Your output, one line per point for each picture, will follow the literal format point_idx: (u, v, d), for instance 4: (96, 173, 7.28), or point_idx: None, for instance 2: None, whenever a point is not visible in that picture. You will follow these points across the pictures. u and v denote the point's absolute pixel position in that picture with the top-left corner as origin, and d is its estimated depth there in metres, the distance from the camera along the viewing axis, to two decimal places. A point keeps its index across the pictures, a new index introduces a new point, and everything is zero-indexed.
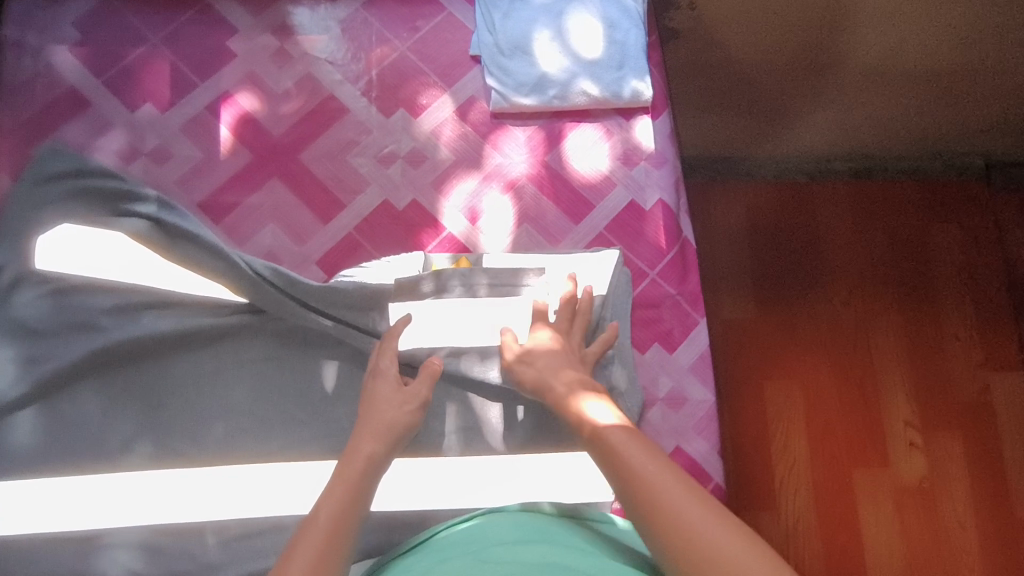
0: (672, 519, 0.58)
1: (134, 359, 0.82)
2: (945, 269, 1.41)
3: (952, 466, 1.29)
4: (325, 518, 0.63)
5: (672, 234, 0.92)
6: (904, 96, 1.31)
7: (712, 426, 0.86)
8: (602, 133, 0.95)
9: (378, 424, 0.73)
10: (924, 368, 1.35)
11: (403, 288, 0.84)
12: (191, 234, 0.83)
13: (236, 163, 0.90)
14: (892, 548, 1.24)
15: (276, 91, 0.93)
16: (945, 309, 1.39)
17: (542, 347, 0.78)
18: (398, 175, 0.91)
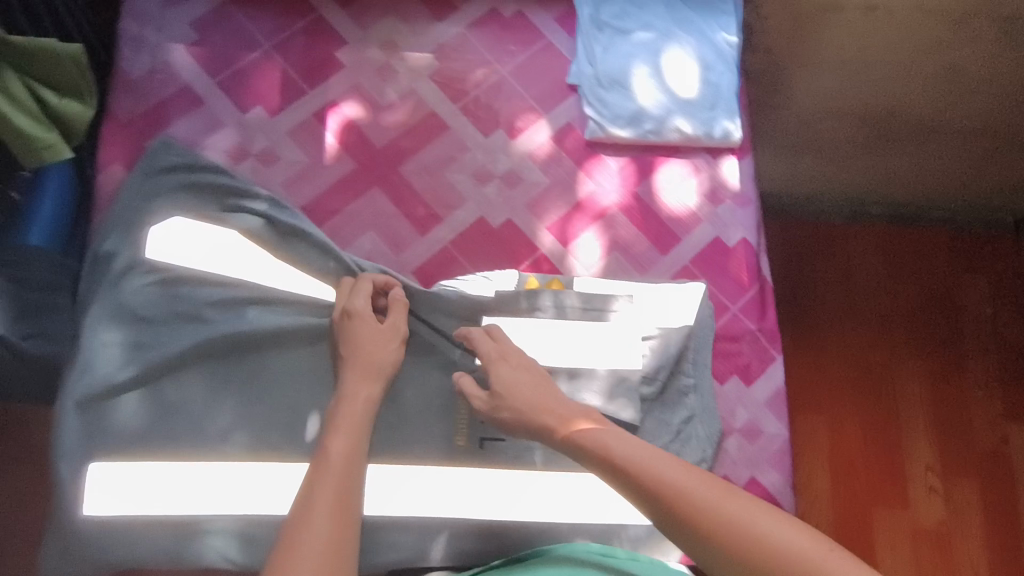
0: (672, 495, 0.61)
1: (237, 351, 0.85)
2: (971, 319, 1.45)
3: (970, 512, 1.33)
4: (333, 484, 0.68)
5: (752, 271, 0.97)
6: (947, 150, 1.35)
7: (786, 460, 0.90)
8: (690, 169, 0.99)
9: (368, 363, 0.79)
10: (946, 414, 1.39)
11: (501, 302, 0.88)
12: (301, 231, 0.88)
13: (339, 169, 0.93)
14: None
15: (381, 103, 0.96)
16: (969, 358, 1.43)
17: (509, 380, 0.79)
18: (495, 194, 0.95)
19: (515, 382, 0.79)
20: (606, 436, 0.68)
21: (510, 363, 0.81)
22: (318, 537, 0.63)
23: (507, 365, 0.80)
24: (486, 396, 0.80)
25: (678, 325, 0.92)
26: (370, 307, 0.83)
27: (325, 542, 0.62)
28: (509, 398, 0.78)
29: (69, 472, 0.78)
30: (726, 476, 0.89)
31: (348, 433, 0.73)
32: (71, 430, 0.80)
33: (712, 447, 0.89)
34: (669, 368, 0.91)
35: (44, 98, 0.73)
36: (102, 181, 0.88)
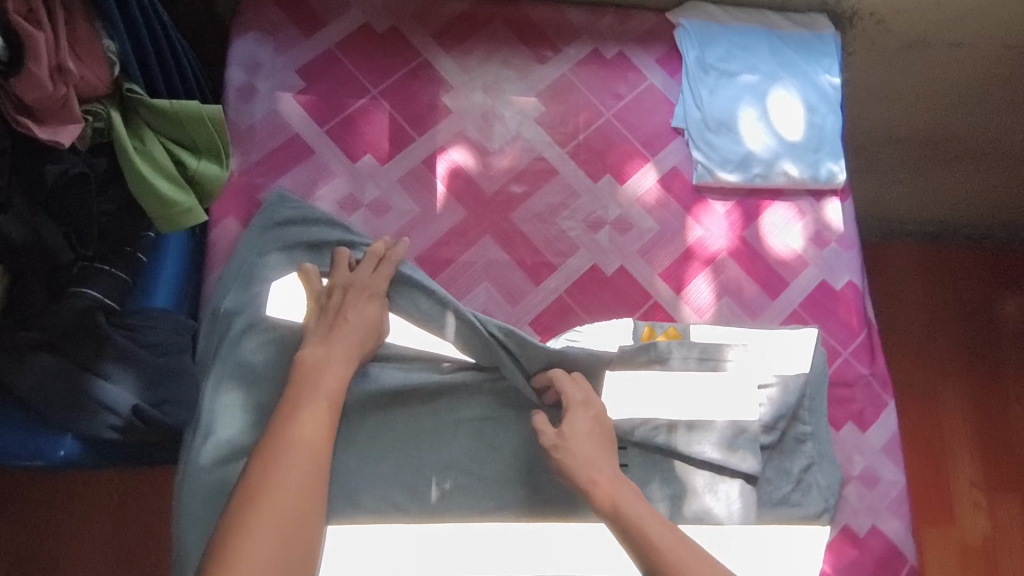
0: None
1: (362, 412, 0.84)
2: (1009, 339, 1.50)
3: (1011, 526, 1.39)
4: (298, 461, 0.70)
5: (860, 315, 0.96)
6: (991, 172, 1.41)
7: (905, 507, 0.91)
8: (795, 212, 0.98)
9: (363, 322, 0.81)
10: (987, 432, 1.44)
11: (621, 358, 0.87)
12: (417, 282, 0.86)
13: (451, 218, 0.92)
14: None
15: (489, 149, 0.95)
16: (1007, 376, 1.48)
17: (582, 430, 0.79)
18: (606, 240, 0.94)
19: (582, 432, 0.79)
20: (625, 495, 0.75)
21: (584, 413, 0.81)
22: (276, 511, 0.66)
23: (582, 417, 0.81)
24: (556, 432, 0.80)
25: (795, 372, 0.90)
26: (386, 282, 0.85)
27: (283, 522, 0.66)
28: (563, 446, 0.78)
29: (193, 540, 0.74)
30: (846, 524, 0.90)
31: (320, 407, 0.74)
32: (194, 497, 0.75)
33: (835, 495, 0.88)
34: (790, 415, 0.89)
35: (182, 160, 0.73)
36: (216, 235, 0.86)
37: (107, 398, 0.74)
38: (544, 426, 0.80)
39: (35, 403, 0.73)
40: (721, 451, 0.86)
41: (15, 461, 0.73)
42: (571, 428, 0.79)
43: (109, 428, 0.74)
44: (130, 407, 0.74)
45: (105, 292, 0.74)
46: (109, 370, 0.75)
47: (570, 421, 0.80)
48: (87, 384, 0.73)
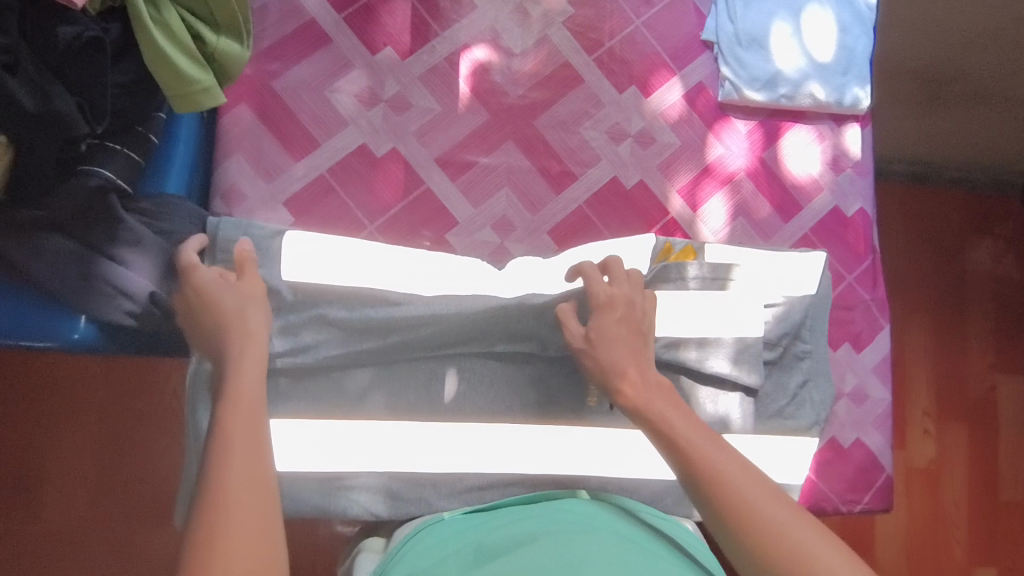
0: (725, 484, 0.63)
1: (388, 333, 0.80)
2: (977, 277, 1.59)
3: (956, 450, 1.55)
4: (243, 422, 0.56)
5: (867, 242, 0.99)
6: (992, 116, 1.41)
7: (888, 423, 0.97)
8: (816, 135, 0.99)
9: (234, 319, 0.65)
10: (945, 366, 1.56)
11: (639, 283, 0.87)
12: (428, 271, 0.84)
13: (473, 120, 0.89)
14: (898, 520, 1.51)
15: (513, 50, 0.91)
16: (970, 313, 1.59)
17: (611, 334, 0.76)
18: (628, 153, 0.93)
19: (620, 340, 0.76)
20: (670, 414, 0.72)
21: (612, 315, 0.77)
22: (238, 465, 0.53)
23: (616, 314, 0.77)
24: (583, 335, 0.78)
25: (802, 293, 0.93)
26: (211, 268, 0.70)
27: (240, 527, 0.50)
28: (596, 348, 0.76)
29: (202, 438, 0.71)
30: (833, 436, 0.95)
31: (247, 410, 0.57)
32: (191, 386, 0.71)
33: (827, 409, 0.93)
34: (793, 333, 0.92)
35: (201, 34, 0.67)
36: (226, 124, 0.82)
37: (121, 283, 0.70)
38: (571, 323, 0.78)
39: (45, 284, 0.69)
40: (726, 366, 0.89)
41: (28, 343, 0.70)
42: (605, 332, 0.76)
43: (124, 313, 0.70)
44: (146, 294, 0.71)
45: (119, 173, 0.69)
46: (124, 255, 0.71)
47: (599, 322, 0.77)
48: (99, 268, 0.69)
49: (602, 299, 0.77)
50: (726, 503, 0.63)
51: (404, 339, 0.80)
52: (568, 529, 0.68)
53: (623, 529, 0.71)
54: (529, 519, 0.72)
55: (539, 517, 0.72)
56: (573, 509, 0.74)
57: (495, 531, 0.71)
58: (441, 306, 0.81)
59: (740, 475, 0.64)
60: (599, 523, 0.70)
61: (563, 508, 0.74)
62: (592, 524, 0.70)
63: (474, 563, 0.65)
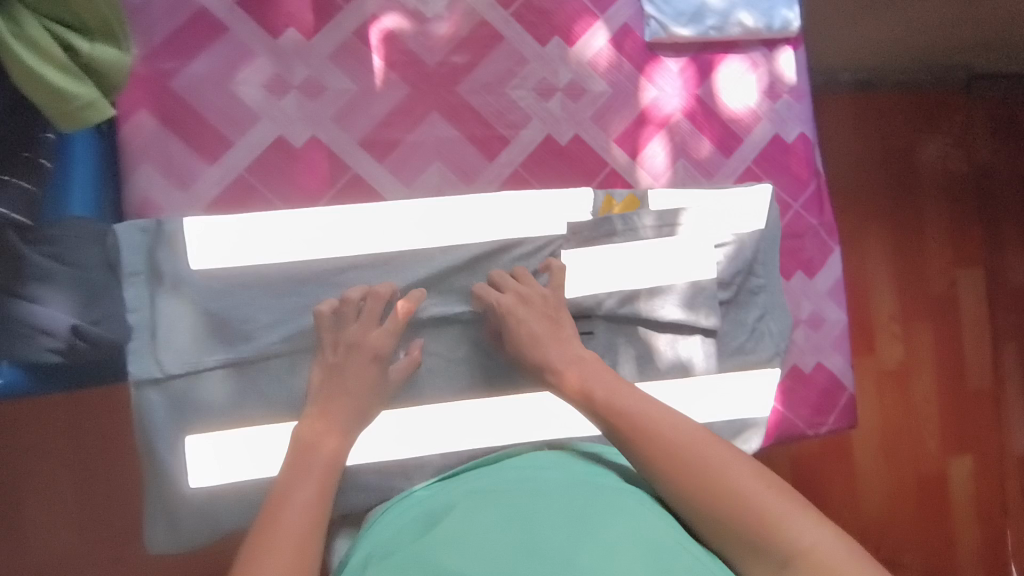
0: (639, 431, 0.69)
1: None
2: (930, 178, 1.61)
3: (921, 349, 1.61)
4: (322, 463, 0.72)
5: (810, 168, 0.98)
6: (931, 11, 1.35)
7: (846, 343, 0.97)
8: (748, 64, 0.96)
9: (359, 400, 0.78)
10: (906, 271, 1.60)
11: (582, 240, 0.87)
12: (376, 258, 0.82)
13: (393, 95, 0.85)
14: (873, 419, 1.57)
15: (425, 14, 0.86)
16: (926, 216, 1.61)
17: (534, 330, 0.81)
18: (559, 108, 0.90)
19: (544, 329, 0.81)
20: (599, 387, 0.75)
21: (535, 310, 0.82)
22: (287, 553, 0.62)
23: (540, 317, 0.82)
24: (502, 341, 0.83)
25: (750, 228, 0.92)
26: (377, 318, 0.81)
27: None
28: (528, 349, 0.80)
29: (168, 449, 0.75)
30: (794, 365, 0.96)
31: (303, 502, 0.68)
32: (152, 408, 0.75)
33: (785, 341, 0.94)
34: (743, 271, 0.92)
35: (72, 44, 0.61)
36: (127, 133, 0.77)
37: (40, 321, 0.70)
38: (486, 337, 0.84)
39: None
40: (681, 312, 0.89)
41: None
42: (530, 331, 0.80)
43: (48, 351, 0.71)
44: (67, 328, 0.72)
45: (14, 207, 0.70)
46: (37, 293, 0.71)
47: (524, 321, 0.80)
48: (14, 309, 0.70)
49: (500, 309, 0.81)
50: (640, 448, 0.68)
51: None
52: (534, 491, 0.67)
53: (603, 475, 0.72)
54: (488, 482, 0.71)
55: (499, 476, 0.72)
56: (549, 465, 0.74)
57: (445, 495, 0.71)
58: (374, 281, 0.83)
59: (682, 433, 0.67)
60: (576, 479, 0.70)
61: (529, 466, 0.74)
62: (564, 481, 0.69)
63: (421, 530, 0.65)
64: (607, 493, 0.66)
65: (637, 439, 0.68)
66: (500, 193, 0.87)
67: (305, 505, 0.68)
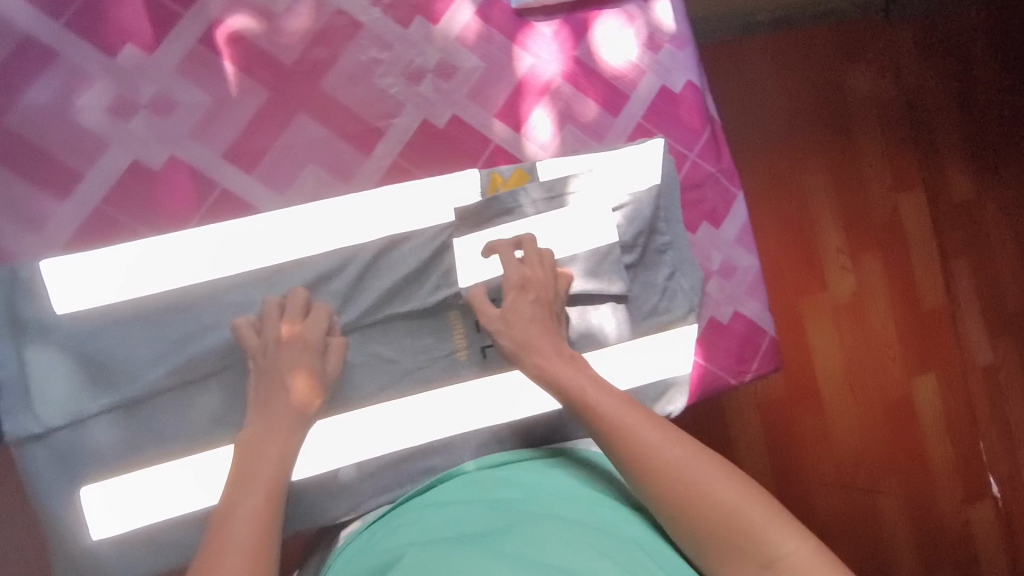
0: (609, 421, 0.69)
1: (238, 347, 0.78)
2: (860, 107, 1.55)
3: (874, 278, 1.53)
4: (266, 471, 0.68)
5: (702, 116, 0.95)
6: None
7: (760, 287, 0.96)
8: (624, 19, 0.93)
9: (290, 407, 0.73)
10: (848, 202, 1.53)
11: (470, 225, 0.84)
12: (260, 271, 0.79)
13: (252, 102, 0.80)
14: (834, 353, 1.49)
15: (274, 10, 0.81)
16: (861, 145, 1.55)
17: (528, 314, 0.80)
18: (432, 91, 0.86)
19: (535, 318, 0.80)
20: (586, 383, 0.73)
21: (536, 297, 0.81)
22: (240, 559, 0.57)
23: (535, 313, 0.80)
24: (498, 316, 0.80)
25: (645, 185, 0.90)
26: (306, 324, 0.77)
27: None
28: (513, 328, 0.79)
29: (62, 504, 0.72)
30: (711, 317, 0.95)
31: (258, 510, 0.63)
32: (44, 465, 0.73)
33: (698, 295, 0.92)
34: (645, 232, 0.90)
35: None
36: None
37: None
38: (485, 307, 0.81)
39: None
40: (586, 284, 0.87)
41: None
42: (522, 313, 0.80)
43: None
44: None
45: None
46: None
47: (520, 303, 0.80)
48: None
49: (514, 282, 0.81)
50: (613, 437, 0.68)
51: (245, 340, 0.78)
52: (494, 507, 0.68)
53: (582, 491, 0.71)
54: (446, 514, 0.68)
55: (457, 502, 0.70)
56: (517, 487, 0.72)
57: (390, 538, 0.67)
58: (260, 297, 0.79)
59: (656, 434, 0.67)
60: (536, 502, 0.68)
61: (495, 489, 0.73)
62: (522, 505, 0.68)
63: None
64: (571, 505, 0.68)
65: (608, 428, 0.68)
66: (381, 187, 0.84)
67: (259, 512, 0.63)
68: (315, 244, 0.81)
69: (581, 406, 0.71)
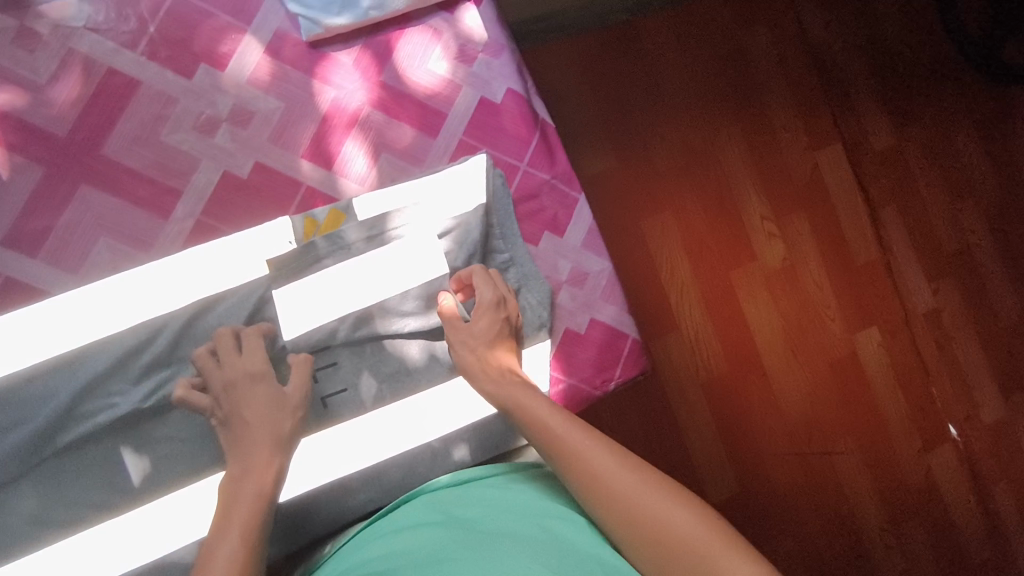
0: (562, 449, 0.67)
1: (51, 440, 0.74)
2: (761, 64, 1.27)
3: (804, 243, 1.27)
4: (244, 507, 0.66)
5: (530, 123, 0.91)
6: None
7: (616, 290, 0.93)
8: (430, 35, 0.89)
9: (265, 434, 0.72)
10: (762, 165, 1.26)
11: (287, 276, 0.80)
12: (61, 359, 0.75)
13: (27, 181, 0.77)
14: (773, 338, 1.23)
15: (39, 81, 0.78)
16: (769, 107, 1.27)
17: (484, 331, 0.80)
18: (228, 141, 0.82)
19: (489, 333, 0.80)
20: (541, 407, 0.72)
21: (495, 313, 0.81)
22: None
23: (494, 319, 0.81)
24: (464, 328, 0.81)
25: (472, 206, 0.86)
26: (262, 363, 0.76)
27: None
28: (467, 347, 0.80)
29: None
30: (567, 328, 0.91)
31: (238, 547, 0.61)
32: None
33: (548, 309, 0.89)
34: (480, 253, 0.87)
35: None
36: None
37: None
38: (455, 320, 0.81)
39: None
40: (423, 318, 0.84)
41: None
42: (478, 327, 0.80)
43: None
44: None
45: None
46: None
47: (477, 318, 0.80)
48: None
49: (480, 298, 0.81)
50: (561, 459, 0.66)
51: (59, 432, 0.74)
52: (458, 523, 0.64)
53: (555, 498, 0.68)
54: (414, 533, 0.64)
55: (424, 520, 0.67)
56: (487, 496, 0.69)
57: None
58: (63, 387, 0.74)
59: (608, 461, 0.64)
60: (506, 513, 0.65)
61: (468, 499, 0.69)
62: (488, 515, 0.65)
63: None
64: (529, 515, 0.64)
65: (558, 454, 0.67)
66: (187, 249, 0.80)
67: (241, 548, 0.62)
68: (118, 322, 0.76)
69: (535, 427, 0.70)
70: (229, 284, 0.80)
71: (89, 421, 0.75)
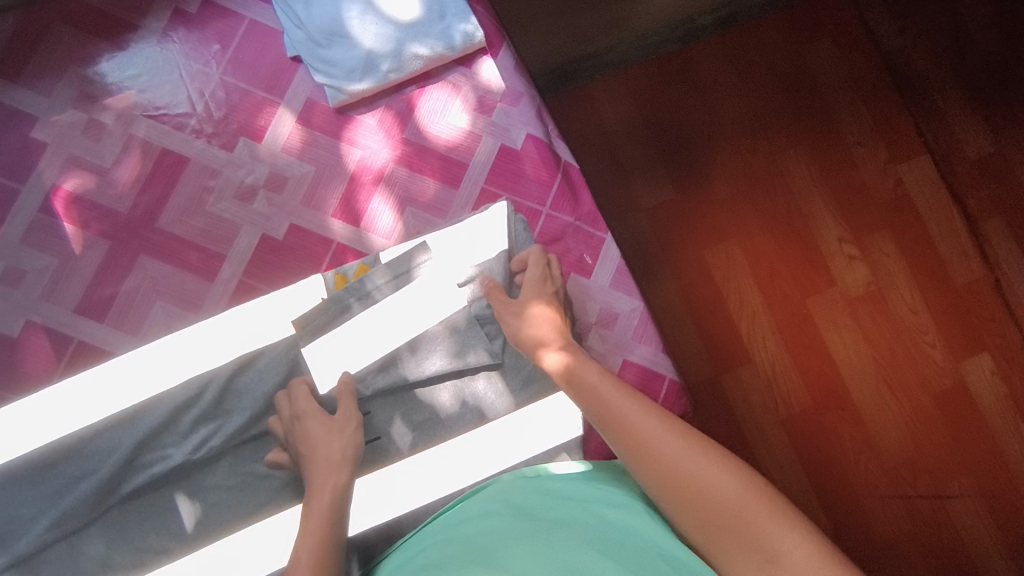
0: (615, 422, 0.59)
1: (116, 488, 0.80)
2: (828, 81, 1.17)
3: (892, 264, 1.14)
4: (315, 517, 0.69)
5: (551, 166, 0.92)
6: None
7: (649, 329, 0.90)
8: (450, 90, 0.92)
9: (328, 459, 0.75)
10: (838, 185, 1.16)
11: (318, 330, 0.83)
12: (124, 414, 0.81)
13: (95, 256, 0.86)
14: (862, 368, 1.12)
15: (105, 165, 0.88)
16: (842, 124, 1.17)
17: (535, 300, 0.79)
18: (266, 206, 0.88)
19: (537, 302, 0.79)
20: (595, 379, 0.64)
21: (543, 286, 0.82)
22: None
23: (540, 288, 0.81)
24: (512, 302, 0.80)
25: (494, 252, 0.87)
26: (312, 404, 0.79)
27: None
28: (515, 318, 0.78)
29: None
30: None
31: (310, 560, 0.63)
32: None
33: None
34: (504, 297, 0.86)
35: None
36: None
37: None
38: (499, 296, 0.81)
39: None
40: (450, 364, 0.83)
41: None
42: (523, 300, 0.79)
43: None
44: None
45: None
46: None
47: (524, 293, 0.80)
48: None
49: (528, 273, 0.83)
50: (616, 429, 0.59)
51: (122, 482, 0.80)
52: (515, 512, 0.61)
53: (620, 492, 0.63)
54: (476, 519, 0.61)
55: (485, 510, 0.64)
56: (554, 487, 0.65)
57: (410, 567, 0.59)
58: (125, 440, 0.80)
59: (667, 433, 0.57)
60: (566, 502, 0.61)
61: (531, 489, 0.66)
62: (548, 505, 0.61)
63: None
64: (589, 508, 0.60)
65: (609, 425, 0.60)
66: (230, 308, 0.86)
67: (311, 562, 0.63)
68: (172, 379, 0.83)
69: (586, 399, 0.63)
70: (266, 342, 0.84)
71: (147, 471, 0.80)
